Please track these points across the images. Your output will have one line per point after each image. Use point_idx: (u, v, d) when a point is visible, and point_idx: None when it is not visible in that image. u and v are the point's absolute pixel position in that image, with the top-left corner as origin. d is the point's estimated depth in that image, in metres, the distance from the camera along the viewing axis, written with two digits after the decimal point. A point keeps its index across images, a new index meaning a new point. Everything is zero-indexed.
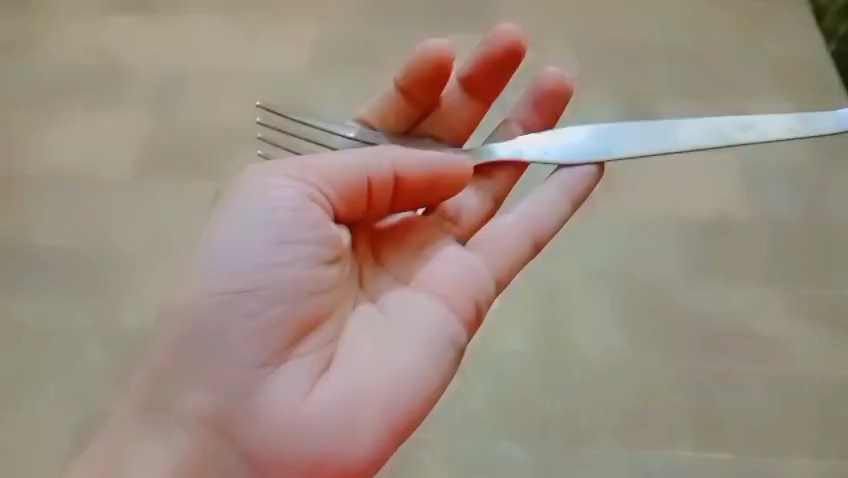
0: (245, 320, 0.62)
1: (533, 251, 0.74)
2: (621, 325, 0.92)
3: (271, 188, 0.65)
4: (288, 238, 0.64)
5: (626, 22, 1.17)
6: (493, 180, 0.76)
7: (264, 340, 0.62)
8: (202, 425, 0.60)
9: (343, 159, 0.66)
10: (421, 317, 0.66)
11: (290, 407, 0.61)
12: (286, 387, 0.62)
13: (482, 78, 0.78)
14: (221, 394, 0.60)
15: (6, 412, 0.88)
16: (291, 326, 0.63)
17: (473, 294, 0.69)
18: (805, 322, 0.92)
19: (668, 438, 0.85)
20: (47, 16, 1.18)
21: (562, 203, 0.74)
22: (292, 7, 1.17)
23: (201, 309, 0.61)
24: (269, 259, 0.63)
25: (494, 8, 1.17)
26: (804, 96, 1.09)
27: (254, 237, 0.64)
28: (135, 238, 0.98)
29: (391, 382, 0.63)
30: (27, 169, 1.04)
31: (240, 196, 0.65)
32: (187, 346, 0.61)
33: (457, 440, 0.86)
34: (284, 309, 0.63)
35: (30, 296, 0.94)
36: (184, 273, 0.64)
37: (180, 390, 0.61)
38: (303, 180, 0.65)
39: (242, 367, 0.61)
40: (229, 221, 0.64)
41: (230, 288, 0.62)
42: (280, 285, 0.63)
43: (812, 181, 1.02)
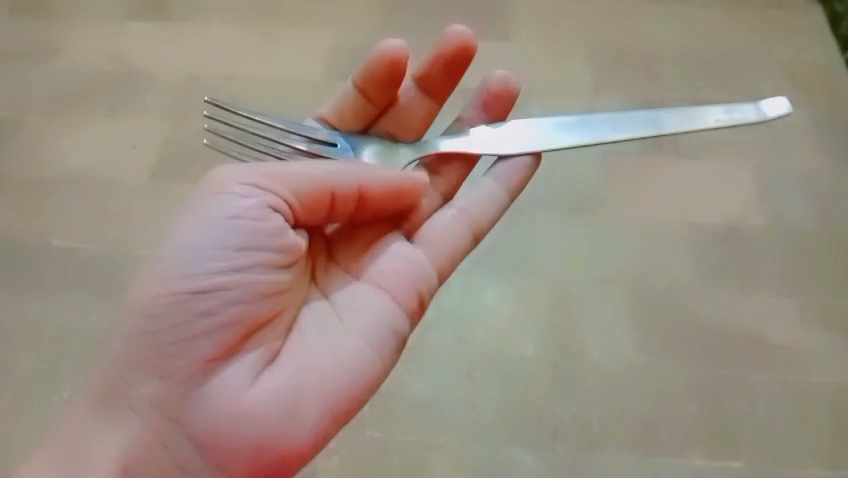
0: (200, 319, 0.53)
1: (471, 246, 0.64)
2: (632, 333, 0.92)
3: (232, 183, 0.55)
4: (252, 238, 0.54)
5: (642, 29, 1.17)
6: (442, 177, 0.66)
7: (220, 337, 0.54)
8: (154, 414, 0.54)
9: (308, 168, 0.56)
10: (364, 309, 0.59)
11: (240, 404, 0.53)
12: (237, 383, 0.54)
13: (438, 78, 0.67)
14: (171, 386, 0.54)
15: (22, 412, 0.88)
16: (245, 326, 0.54)
17: (417, 283, 0.60)
18: (820, 332, 0.92)
19: (680, 446, 0.85)
20: (67, 20, 1.19)
21: (501, 196, 0.65)
22: (310, 15, 1.19)
23: (153, 304, 0.53)
24: (226, 261, 0.54)
25: (509, 17, 1.18)
26: (819, 106, 1.09)
27: (212, 229, 0.54)
28: (151, 241, 0.99)
29: (346, 367, 0.56)
30: (45, 173, 1.05)
31: (202, 191, 0.56)
32: (139, 338, 0.54)
33: (468, 444, 0.86)
34: (243, 311, 0.54)
35: (47, 298, 0.95)
36: (144, 266, 0.55)
37: (128, 378, 0.54)
38: (263, 183, 0.55)
39: (192, 363, 0.53)
40: (188, 216, 0.55)
41: (185, 285, 0.53)
42: (243, 283, 0.54)
43: (827, 190, 1.02)
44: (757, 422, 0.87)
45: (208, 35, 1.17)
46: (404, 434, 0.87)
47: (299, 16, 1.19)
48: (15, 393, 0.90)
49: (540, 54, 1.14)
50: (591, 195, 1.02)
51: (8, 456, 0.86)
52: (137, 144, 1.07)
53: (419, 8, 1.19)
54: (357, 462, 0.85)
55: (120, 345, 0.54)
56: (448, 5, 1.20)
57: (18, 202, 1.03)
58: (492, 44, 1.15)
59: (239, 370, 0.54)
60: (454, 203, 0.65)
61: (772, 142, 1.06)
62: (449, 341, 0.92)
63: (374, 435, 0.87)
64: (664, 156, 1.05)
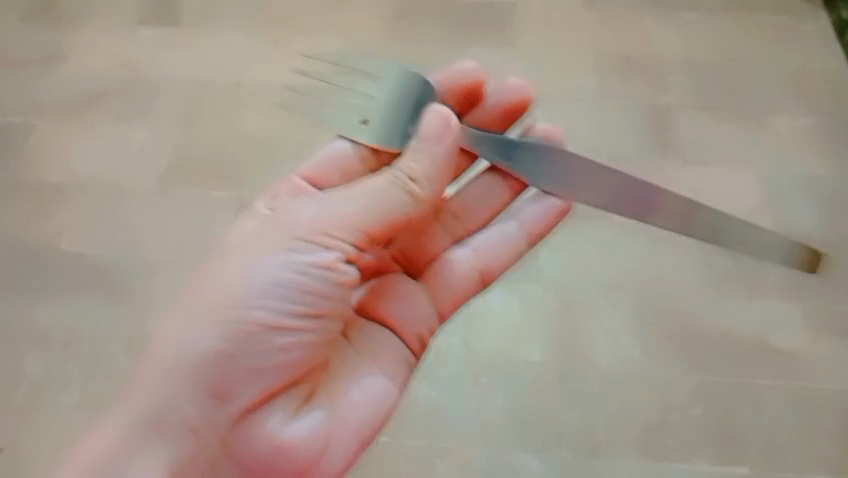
0: (274, 353, 0.55)
1: (477, 288, 0.69)
2: (640, 338, 0.92)
3: (310, 222, 0.57)
4: (330, 286, 0.57)
5: (647, 34, 1.18)
6: (461, 221, 0.70)
7: (285, 374, 0.56)
8: (200, 436, 0.55)
9: (386, 203, 0.58)
10: (386, 351, 0.63)
11: (286, 436, 0.56)
12: (283, 415, 0.57)
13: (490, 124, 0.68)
14: (224, 413, 0.55)
15: (31, 414, 0.89)
16: (305, 366, 0.58)
17: (420, 325, 0.65)
18: (827, 338, 0.92)
19: (687, 452, 0.85)
20: (77, 27, 1.20)
21: (519, 237, 0.69)
22: (317, 21, 1.20)
23: (222, 335, 0.55)
24: (308, 305, 0.56)
25: (516, 24, 1.19)
26: (825, 112, 1.10)
27: (294, 270, 0.56)
28: (160, 247, 1.00)
29: (373, 405, 0.60)
30: (54, 178, 1.06)
31: (276, 227, 0.58)
32: (207, 363, 0.55)
33: (475, 448, 0.86)
34: (309, 354, 0.57)
35: (56, 302, 0.96)
36: (214, 289, 0.56)
37: (180, 398, 0.55)
38: (342, 227, 0.57)
39: (254, 393, 0.55)
40: (260, 251, 0.57)
41: (267, 320, 0.55)
42: (317, 330, 0.57)
43: (834, 195, 1.02)
44: (764, 428, 0.87)
45: (217, 42, 1.18)
46: (411, 439, 0.87)
47: (307, 23, 1.19)
48: (25, 397, 0.90)
49: (547, 60, 1.15)
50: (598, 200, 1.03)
51: (19, 458, 0.86)
52: (146, 150, 1.08)
53: (425, 15, 1.20)
54: (365, 467, 0.86)
55: (184, 366, 0.55)
56: (456, 12, 1.20)
57: (29, 207, 1.04)
58: (497, 51, 1.16)
59: (285, 405, 0.57)
60: (469, 242, 0.69)
61: (780, 147, 1.06)
62: (456, 346, 0.93)
63: (381, 440, 0.87)
64: (670, 161, 1.05)
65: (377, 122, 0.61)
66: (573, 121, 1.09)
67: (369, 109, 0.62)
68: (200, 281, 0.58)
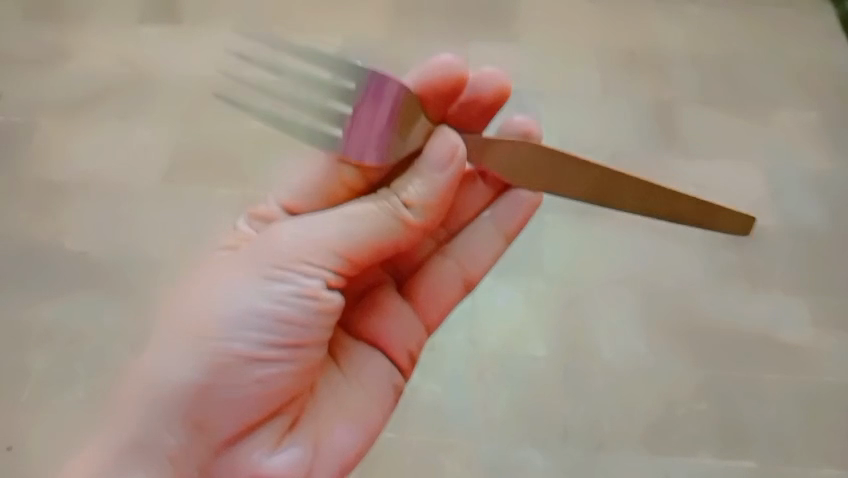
0: (252, 386, 0.53)
1: (462, 294, 0.65)
2: (644, 333, 0.92)
3: (292, 247, 0.54)
4: (310, 316, 0.54)
5: (651, 28, 1.17)
6: (447, 226, 0.64)
7: (264, 407, 0.54)
8: (177, 469, 0.53)
9: (371, 229, 0.54)
10: (371, 375, 0.60)
11: (266, 468, 0.54)
12: (264, 446, 0.55)
13: (471, 120, 0.58)
14: (203, 445, 0.53)
15: (34, 411, 0.90)
16: (288, 395, 0.55)
17: (406, 343, 0.62)
18: (832, 334, 0.92)
19: (690, 447, 0.85)
20: (80, 25, 1.20)
21: (494, 239, 0.64)
22: (319, 17, 1.19)
23: (199, 367, 0.53)
24: (288, 336, 0.54)
25: (518, 18, 1.19)
26: (830, 106, 1.09)
27: (272, 300, 0.54)
28: (163, 244, 1.00)
29: (356, 434, 0.58)
30: (58, 176, 1.06)
31: (255, 252, 0.55)
32: (185, 395, 0.53)
33: (479, 443, 0.86)
34: (291, 383, 0.55)
35: (61, 299, 0.97)
36: (193, 316, 0.54)
37: (159, 429, 0.53)
38: (324, 255, 0.54)
39: (233, 426, 0.54)
40: (238, 279, 0.54)
41: (244, 351, 0.53)
42: (298, 359, 0.55)
43: (839, 189, 1.02)
44: (768, 422, 0.87)
45: (220, 42, 1.18)
46: (416, 434, 0.87)
47: (310, 20, 1.19)
48: (31, 394, 0.91)
49: (550, 56, 1.15)
50: None
51: (21, 455, 0.87)
52: (150, 148, 1.08)
53: (427, 11, 1.20)
54: (368, 461, 0.86)
55: (163, 398, 0.53)
56: (458, 9, 1.20)
57: (32, 206, 1.04)
58: (499, 46, 1.16)
59: (263, 436, 0.55)
60: (452, 252, 0.64)
61: (784, 143, 1.06)
62: (460, 343, 0.93)
63: (385, 434, 0.87)
64: (674, 156, 1.05)
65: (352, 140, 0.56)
66: (576, 118, 1.08)
67: None
68: (178, 303, 0.56)
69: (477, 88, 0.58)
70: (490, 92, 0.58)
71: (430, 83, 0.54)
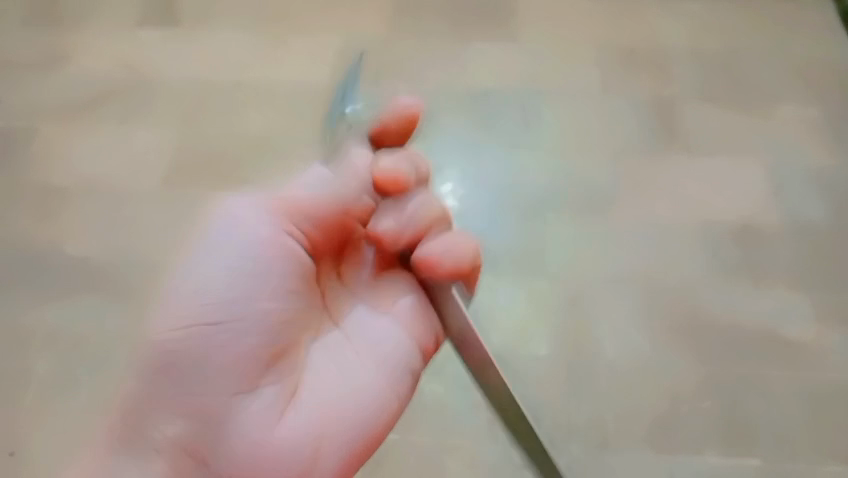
0: (218, 356, 0.53)
1: None
2: (647, 331, 0.92)
3: (252, 214, 0.55)
4: (276, 269, 0.54)
5: (652, 23, 1.17)
6: None
7: (246, 369, 0.53)
8: (177, 455, 0.52)
9: (320, 184, 0.53)
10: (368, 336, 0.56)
11: (270, 435, 0.53)
12: (260, 412, 0.53)
13: None
14: (195, 432, 0.52)
15: (39, 417, 0.90)
16: (266, 357, 0.53)
17: None
18: (837, 329, 0.91)
19: (695, 445, 0.85)
20: (78, 29, 1.20)
21: None
22: (318, 16, 1.19)
23: (175, 343, 0.53)
24: (246, 294, 0.54)
25: (517, 15, 1.18)
26: (832, 100, 1.09)
27: (237, 261, 0.54)
28: (165, 246, 1.00)
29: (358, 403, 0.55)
30: (59, 180, 1.06)
31: (216, 229, 0.56)
32: (160, 385, 0.52)
33: (484, 443, 0.86)
34: (261, 343, 0.53)
35: (63, 304, 0.97)
36: (160, 311, 0.54)
37: (147, 426, 0.52)
38: (284, 210, 0.54)
39: (221, 396, 0.52)
40: (203, 256, 0.55)
41: (216, 318, 0.53)
42: (261, 317, 0.53)
43: (842, 184, 1.02)
44: (774, 419, 0.86)
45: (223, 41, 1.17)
46: (420, 435, 0.87)
47: (308, 19, 1.19)
48: (35, 397, 0.91)
49: (549, 54, 1.14)
50: (604, 192, 1.02)
51: (28, 462, 0.87)
52: (150, 151, 1.08)
53: (425, 9, 1.19)
54: (372, 462, 0.85)
55: (144, 394, 0.52)
56: (458, 6, 1.19)
57: (33, 211, 1.04)
58: (498, 44, 1.15)
59: (257, 400, 0.53)
60: None
61: (786, 138, 1.05)
62: None
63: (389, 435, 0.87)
64: (675, 153, 1.04)
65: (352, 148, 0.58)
66: (577, 116, 1.08)
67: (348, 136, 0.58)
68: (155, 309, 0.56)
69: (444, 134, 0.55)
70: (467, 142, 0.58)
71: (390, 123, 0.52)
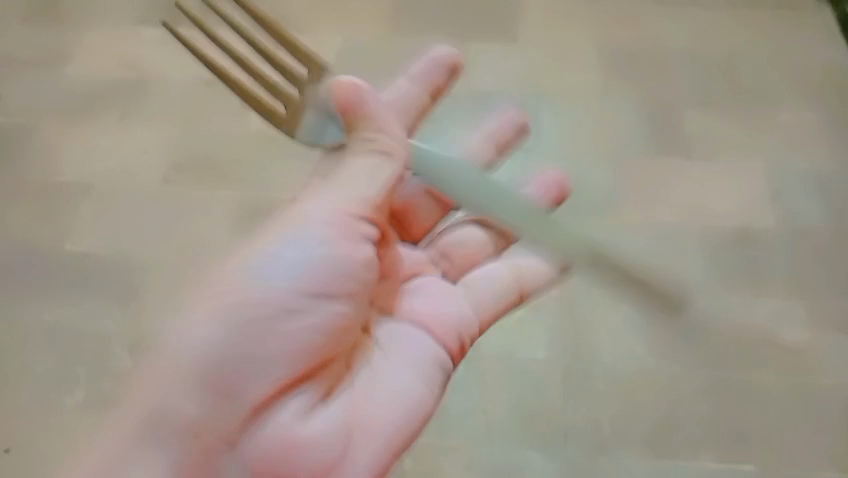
0: (276, 342, 0.53)
1: (516, 303, 0.68)
2: (645, 335, 0.92)
3: (318, 204, 0.56)
4: (340, 261, 0.55)
5: (652, 27, 1.17)
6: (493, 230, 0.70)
7: (296, 368, 0.53)
8: (203, 438, 0.51)
9: (381, 171, 0.56)
10: (441, 291, 0.64)
11: (305, 436, 0.53)
12: (302, 414, 0.54)
13: None
14: (227, 419, 0.52)
15: (36, 415, 0.90)
16: (321, 357, 0.54)
17: (460, 328, 0.62)
18: (835, 334, 0.91)
19: (692, 449, 0.86)
20: (78, 27, 1.20)
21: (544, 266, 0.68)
22: (319, 17, 1.19)
23: (228, 326, 0.52)
24: (315, 283, 0.54)
25: (517, 18, 1.18)
26: (830, 105, 1.09)
27: (301, 248, 0.54)
28: (164, 245, 1.00)
29: (445, 336, 0.61)
30: (58, 178, 1.06)
31: (287, 215, 0.56)
32: (207, 362, 0.52)
33: (481, 446, 0.86)
34: (322, 341, 0.54)
35: (62, 303, 0.97)
36: (218, 284, 0.54)
37: (181, 402, 0.52)
38: (353, 199, 0.55)
39: (265, 391, 0.52)
40: (269, 241, 0.55)
41: (277, 305, 0.53)
42: (327, 313, 0.54)
43: (841, 190, 1.02)
44: (770, 425, 0.87)
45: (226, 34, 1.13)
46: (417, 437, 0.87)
47: (308, 19, 1.19)
48: (33, 395, 0.91)
49: (550, 57, 1.14)
50: (602, 196, 1.02)
51: (25, 459, 0.87)
52: (150, 149, 1.08)
53: (425, 11, 1.19)
54: None
55: (185, 369, 0.52)
56: (458, 7, 1.19)
57: (33, 209, 1.04)
58: (497, 47, 1.15)
59: (298, 400, 0.54)
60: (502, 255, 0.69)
61: (785, 143, 1.06)
62: None
63: None
64: (674, 158, 1.05)
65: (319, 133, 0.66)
66: (576, 119, 1.08)
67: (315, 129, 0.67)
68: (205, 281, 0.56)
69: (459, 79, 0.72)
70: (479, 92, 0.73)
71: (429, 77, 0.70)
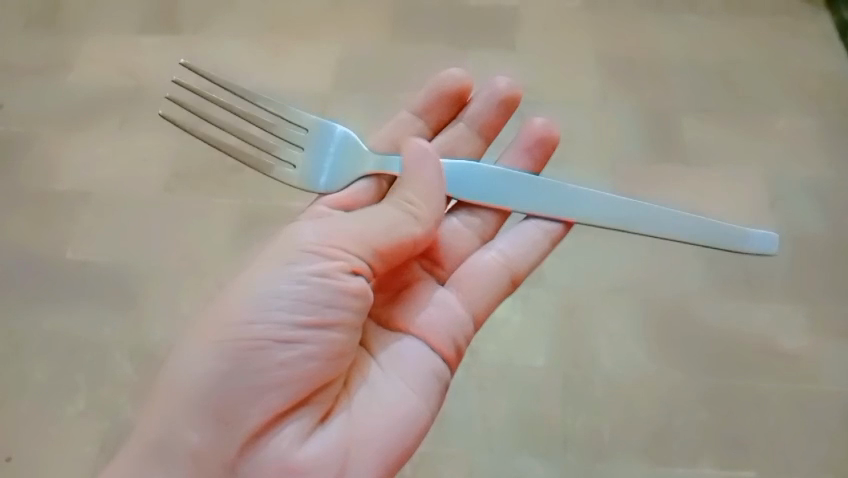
0: (273, 370, 0.55)
1: (509, 289, 0.70)
2: (644, 342, 0.92)
3: (316, 241, 0.60)
4: (333, 294, 0.58)
5: (650, 34, 1.17)
6: (482, 219, 0.70)
7: (290, 392, 0.56)
8: (208, 460, 0.55)
9: (391, 224, 0.61)
10: (436, 296, 0.66)
11: (299, 457, 0.55)
12: (297, 436, 0.56)
13: (492, 126, 0.75)
14: (229, 440, 0.55)
15: (35, 422, 0.90)
16: (316, 384, 0.57)
17: (454, 334, 0.64)
18: (832, 341, 0.91)
19: (690, 456, 0.86)
20: (80, 36, 1.20)
21: (541, 242, 0.69)
22: (318, 25, 1.20)
23: (224, 354, 0.56)
24: (310, 315, 0.57)
25: (516, 25, 1.19)
26: (828, 112, 1.09)
27: (299, 281, 0.58)
28: (164, 252, 1.00)
29: (439, 343, 0.63)
30: (58, 186, 1.06)
31: (284, 250, 0.60)
32: (206, 389, 0.55)
33: (480, 453, 0.87)
34: (315, 368, 0.57)
35: (62, 310, 0.97)
36: (218, 315, 0.58)
37: (183, 427, 0.55)
38: (355, 244, 0.60)
39: (262, 415, 0.55)
40: (266, 274, 0.59)
41: (270, 334, 0.56)
42: (321, 341, 0.57)
43: (838, 198, 1.02)
44: (769, 432, 0.87)
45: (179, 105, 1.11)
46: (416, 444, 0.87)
47: (307, 28, 1.20)
48: (33, 402, 0.91)
49: (549, 65, 1.15)
50: None
51: (23, 465, 0.87)
52: (150, 158, 1.08)
53: (424, 18, 1.20)
54: None
55: (186, 395, 0.55)
56: (456, 16, 1.20)
57: (33, 216, 1.04)
58: (497, 54, 1.16)
59: (294, 424, 0.57)
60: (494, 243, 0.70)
61: (783, 151, 1.06)
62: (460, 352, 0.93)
63: None
64: (672, 165, 1.05)
65: (303, 166, 0.68)
66: (575, 127, 1.09)
67: (296, 155, 0.68)
68: (206, 314, 0.59)
69: (478, 101, 0.75)
70: (497, 104, 0.75)
71: (441, 90, 0.74)
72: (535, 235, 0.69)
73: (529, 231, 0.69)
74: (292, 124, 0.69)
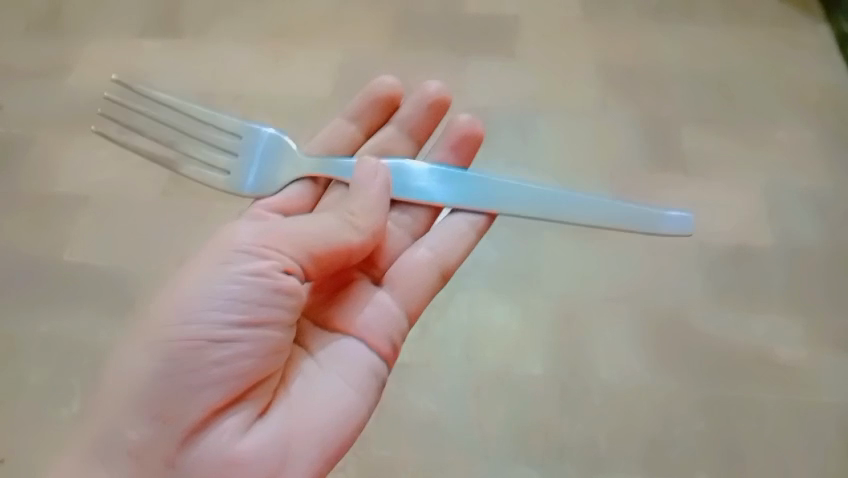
0: (210, 368, 0.57)
1: (440, 284, 0.71)
2: (641, 352, 0.92)
3: (252, 241, 0.61)
4: (267, 293, 0.59)
5: (650, 43, 1.17)
6: (411, 216, 0.72)
7: (227, 389, 0.57)
8: (149, 456, 0.56)
9: (328, 227, 0.62)
10: (370, 296, 0.68)
11: (238, 449, 0.57)
12: (235, 429, 0.58)
13: (423, 129, 0.78)
14: (168, 436, 0.56)
15: (31, 425, 0.90)
16: (253, 380, 0.59)
17: (389, 330, 0.66)
18: (829, 353, 0.91)
19: (686, 467, 0.85)
20: (81, 39, 1.20)
21: (469, 234, 0.70)
22: (319, 31, 1.20)
23: (163, 354, 0.57)
24: (245, 314, 0.58)
25: (516, 33, 1.19)
26: (827, 124, 1.09)
27: (234, 282, 0.59)
28: (161, 256, 1.00)
29: (375, 341, 0.66)
30: (56, 189, 1.06)
31: (221, 250, 0.62)
32: (146, 388, 0.57)
33: (476, 461, 0.86)
34: (251, 365, 0.58)
35: (58, 313, 0.97)
36: (157, 317, 0.59)
37: (125, 424, 0.57)
38: (291, 246, 0.61)
39: (199, 411, 0.57)
40: (204, 275, 0.60)
41: (206, 334, 0.58)
42: (256, 339, 0.58)
43: (837, 209, 1.02)
44: (766, 443, 0.86)
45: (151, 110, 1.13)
46: (411, 452, 0.87)
47: (308, 34, 1.20)
48: (29, 404, 0.91)
49: (548, 73, 1.15)
50: None
51: (19, 467, 0.87)
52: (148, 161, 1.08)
53: (426, 25, 1.20)
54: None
55: (127, 394, 0.57)
56: (458, 24, 1.20)
57: (32, 219, 1.04)
58: (497, 62, 1.16)
59: (235, 417, 0.58)
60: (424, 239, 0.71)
61: (782, 162, 1.06)
62: (456, 359, 0.93)
63: (381, 452, 0.87)
64: (673, 175, 1.05)
65: (235, 172, 0.73)
66: (573, 136, 1.09)
67: (228, 161, 0.73)
68: (148, 314, 0.61)
69: (409, 106, 0.78)
70: (427, 107, 0.77)
71: (371, 98, 0.79)
72: (463, 228, 0.70)
73: (458, 223, 0.70)
74: (227, 132, 0.74)
